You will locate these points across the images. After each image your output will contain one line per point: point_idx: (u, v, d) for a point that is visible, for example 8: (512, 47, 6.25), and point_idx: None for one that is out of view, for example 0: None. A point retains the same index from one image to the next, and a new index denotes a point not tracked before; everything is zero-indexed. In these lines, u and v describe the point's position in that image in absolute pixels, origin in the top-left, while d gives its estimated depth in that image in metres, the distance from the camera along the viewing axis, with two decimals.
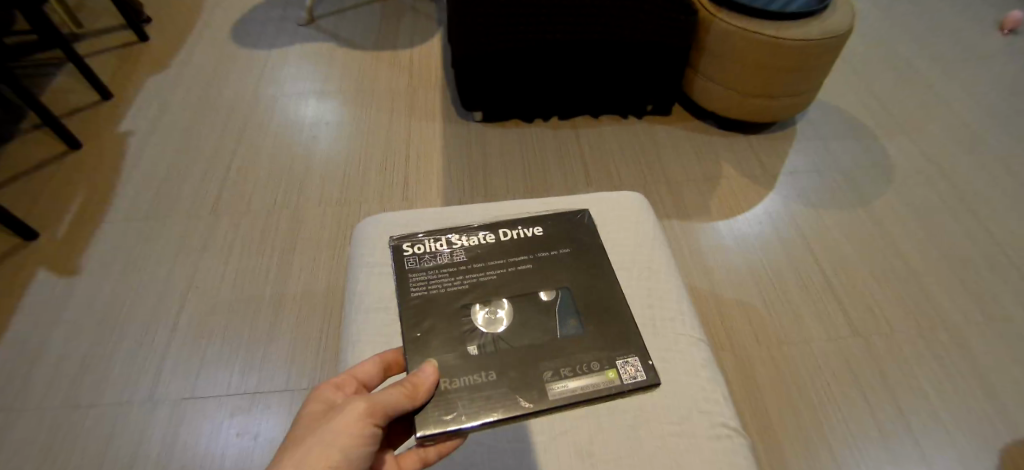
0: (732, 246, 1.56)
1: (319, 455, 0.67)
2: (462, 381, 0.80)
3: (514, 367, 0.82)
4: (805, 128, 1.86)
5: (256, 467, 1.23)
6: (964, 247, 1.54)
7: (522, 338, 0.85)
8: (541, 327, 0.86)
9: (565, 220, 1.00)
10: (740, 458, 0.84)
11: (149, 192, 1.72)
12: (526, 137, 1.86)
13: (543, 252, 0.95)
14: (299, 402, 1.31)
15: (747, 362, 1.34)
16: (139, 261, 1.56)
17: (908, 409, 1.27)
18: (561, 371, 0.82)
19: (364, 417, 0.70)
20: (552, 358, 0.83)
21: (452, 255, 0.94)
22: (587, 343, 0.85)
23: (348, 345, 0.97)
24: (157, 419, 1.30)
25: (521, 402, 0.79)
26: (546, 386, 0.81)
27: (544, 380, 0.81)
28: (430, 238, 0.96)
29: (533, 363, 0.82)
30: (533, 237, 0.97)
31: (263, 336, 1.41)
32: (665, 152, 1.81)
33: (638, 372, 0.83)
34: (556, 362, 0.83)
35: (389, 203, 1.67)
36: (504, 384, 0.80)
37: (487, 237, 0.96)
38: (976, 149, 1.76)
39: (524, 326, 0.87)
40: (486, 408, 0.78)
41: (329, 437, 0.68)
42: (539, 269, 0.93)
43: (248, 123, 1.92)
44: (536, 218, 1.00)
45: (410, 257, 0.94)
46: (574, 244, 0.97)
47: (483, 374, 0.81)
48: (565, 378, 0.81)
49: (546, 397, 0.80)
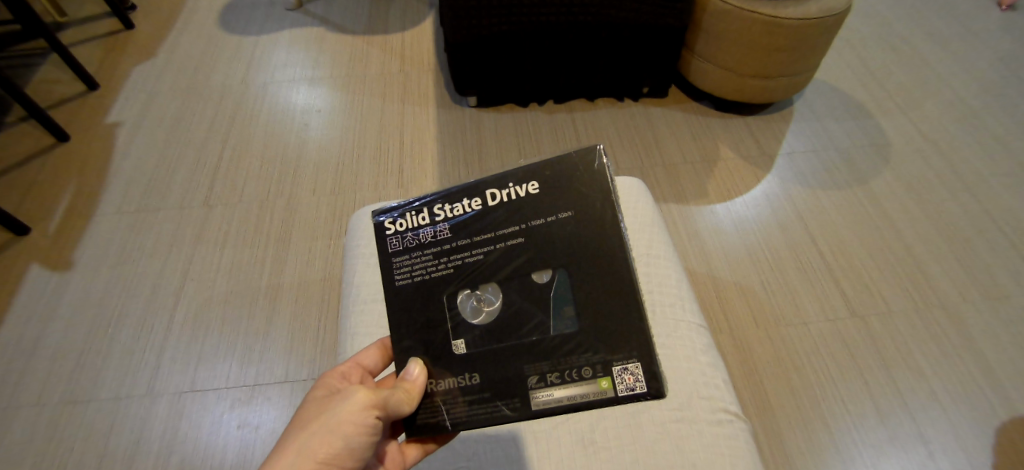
0: (728, 227, 1.55)
1: (321, 440, 0.69)
2: (446, 385, 0.77)
3: (499, 373, 0.77)
4: (803, 108, 1.84)
5: (257, 458, 1.23)
6: (961, 226, 1.53)
7: (511, 332, 0.79)
8: (534, 318, 0.79)
9: (565, 168, 0.82)
10: (740, 443, 0.84)
11: (141, 182, 1.70)
12: (521, 122, 1.84)
13: (536, 219, 0.81)
14: (298, 392, 1.31)
15: (745, 344, 1.35)
16: (133, 254, 1.55)
17: (906, 389, 1.28)
18: (548, 378, 0.76)
19: (365, 408, 0.72)
20: (538, 361, 0.77)
21: (437, 232, 0.82)
22: (583, 345, 0.77)
23: (346, 338, 0.96)
24: (157, 412, 1.30)
25: (504, 410, 0.76)
26: (531, 394, 0.76)
27: (528, 387, 0.76)
28: (412, 211, 0.83)
29: (518, 366, 0.77)
30: (525, 198, 0.81)
31: (261, 326, 1.41)
32: (662, 135, 1.79)
33: (637, 383, 0.75)
34: (543, 366, 0.77)
35: (385, 191, 1.66)
36: (486, 397, 0.76)
37: (473, 205, 0.82)
38: (973, 128, 1.75)
39: (513, 319, 0.80)
40: (471, 413, 0.76)
41: (331, 423, 0.71)
42: (531, 243, 0.80)
43: (238, 112, 1.89)
44: (529, 169, 0.82)
45: (393, 237, 0.83)
46: (577, 205, 0.81)
47: (468, 377, 0.77)
48: (552, 386, 0.76)
49: (528, 406, 0.76)
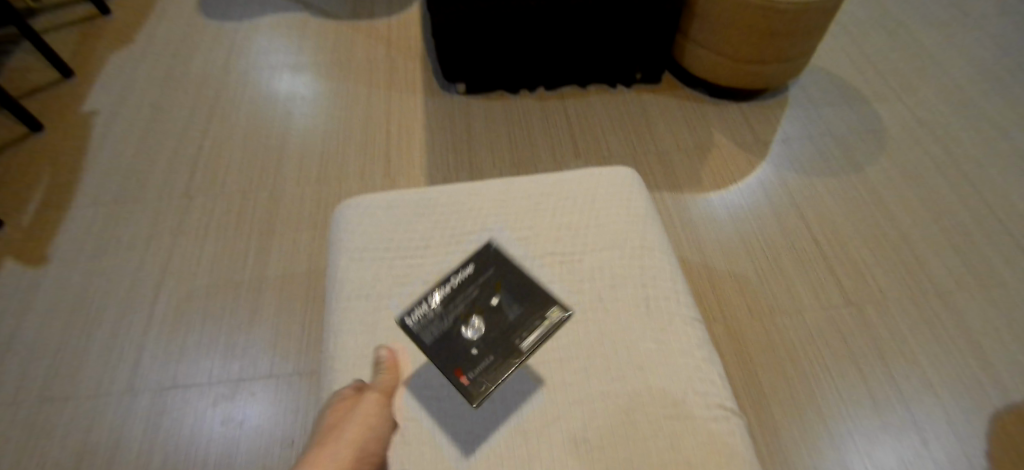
0: (723, 215, 1.53)
1: (354, 433, 0.72)
2: (446, 321, 0.81)
3: (483, 297, 0.83)
4: (798, 94, 1.81)
5: (240, 456, 1.18)
6: (956, 213, 1.52)
7: (482, 275, 0.85)
8: (498, 285, 0.84)
9: None
10: (738, 439, 0.81)
11: (119, 173, 1.65)
12: (511, 109, 1.79)
13: None
14: (282, 388, 1.27)
15: (739, 335, 1.33)
16: (111, 247, 1.49)
17: (902, 378, 1.26)
18: (519, 295, 0.82)
19: (380, 402, 0.76)
20: (510, 284, 0.84)
21: None
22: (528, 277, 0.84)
23: (330, 336, 0.92)
24: (137, 410, 1.25)
25: (506, 305, 0.81)
26: (517, 303, 0.82)
27: (509, 298, 0.82)
28: None
29: (496, 288, 0.83)
30: None
31: (245, 320, 1.37)
32: (656, 122, 1.75)
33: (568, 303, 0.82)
34: (514, 288, 0.83)
35: (371, 181, 1.61)
36: (487, 308, 0.81)
37: None
38: (968, 114, 1.73)
39: (474, 272, 0.85)
40: (485, 320, 0.80)
41: (354, 421, 0.73)
42: None
43: (219, 100, 1.83)
44: None
45: None
46: None
47: (460, 308, 0.82)
48: (526, 301, 0.82)
49: (522, 310, 0.81)
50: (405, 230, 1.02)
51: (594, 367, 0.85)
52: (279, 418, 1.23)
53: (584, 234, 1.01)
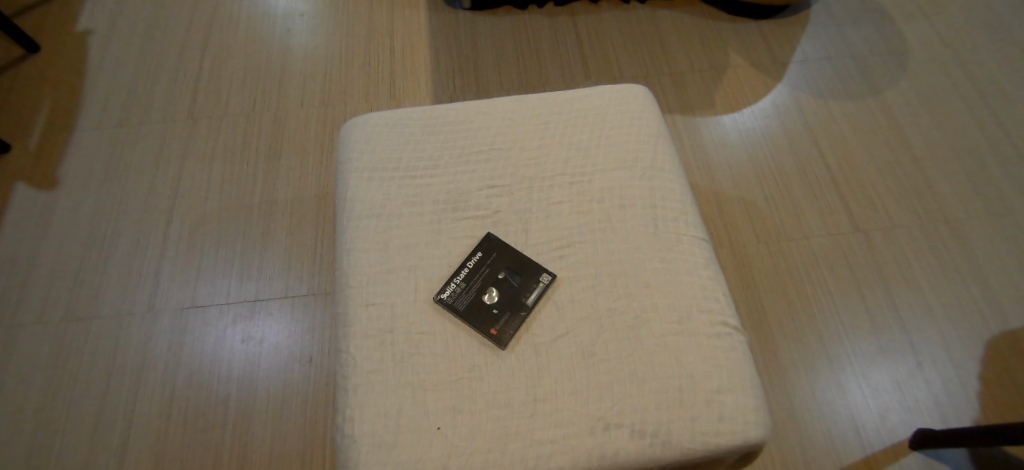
0: (735, 139, 1.50)
1: None
2: (470, 295, 0.87)
3: (502, 267, 0.89)
4: (820, 12, 1.73)
5: (261, 370, 1.24)
6: (973, 138, 1.48)
7: (500, 251, 0.90)
8: (513, 255, 0.90)
9: None
10: (739, 355, 0.84)
11: (120, 96, 1.61)
12: (519, 26, 1.72)
13: None
14: (297, 307, 1.31)
15: (745, 259, 1.34)
16: (120, 172, 1.49)
17: (902, 302, 1.28)
18: (533, 264, 0.89)
19: None
20: (524, 257, 0.90)
21: None
22: (538, 241, 0.92)
23: (343, 254, 0.93)
24: (160, 327, 1.30)
25: (526, 275, 0.88)
26: (534, 272, 0.88)
27: (526, 267, 0.89)
28: None
29: (511, 262, 0.89)
30: None
31: (258, 242, 1.39)
32: (670, 40, 1.68)
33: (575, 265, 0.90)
34: (529, 261, 0.90)
35: (375, 103, 1.57)
36: (507, 278, 0.88)
37: None
38: (996, 34, 1.65)
39: (490, 244, 0.91)
40: (508, 288, 0.87)
41: None
42: None
43: (215, 17, 1.76)
44: None
45: None
46: None
47: (482, 281, 0.88)
48: (538, 270, 0.89)
49: (536, 276, 0.88)
50: (414, 150, 1.01)
51: (603, 285, 0.87)
52: (297, 336, 1.28)
53: (594, 154, 1.00)
